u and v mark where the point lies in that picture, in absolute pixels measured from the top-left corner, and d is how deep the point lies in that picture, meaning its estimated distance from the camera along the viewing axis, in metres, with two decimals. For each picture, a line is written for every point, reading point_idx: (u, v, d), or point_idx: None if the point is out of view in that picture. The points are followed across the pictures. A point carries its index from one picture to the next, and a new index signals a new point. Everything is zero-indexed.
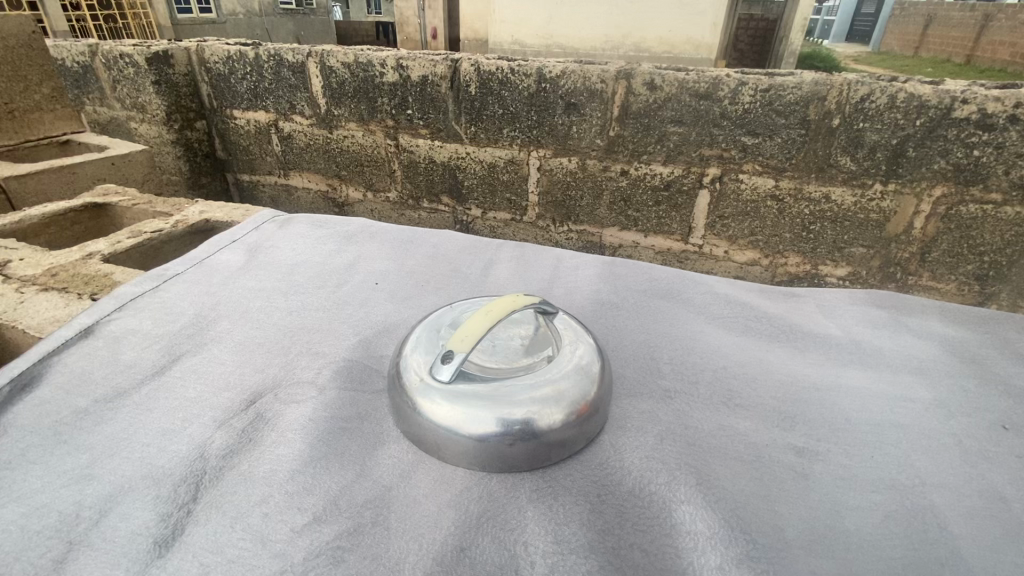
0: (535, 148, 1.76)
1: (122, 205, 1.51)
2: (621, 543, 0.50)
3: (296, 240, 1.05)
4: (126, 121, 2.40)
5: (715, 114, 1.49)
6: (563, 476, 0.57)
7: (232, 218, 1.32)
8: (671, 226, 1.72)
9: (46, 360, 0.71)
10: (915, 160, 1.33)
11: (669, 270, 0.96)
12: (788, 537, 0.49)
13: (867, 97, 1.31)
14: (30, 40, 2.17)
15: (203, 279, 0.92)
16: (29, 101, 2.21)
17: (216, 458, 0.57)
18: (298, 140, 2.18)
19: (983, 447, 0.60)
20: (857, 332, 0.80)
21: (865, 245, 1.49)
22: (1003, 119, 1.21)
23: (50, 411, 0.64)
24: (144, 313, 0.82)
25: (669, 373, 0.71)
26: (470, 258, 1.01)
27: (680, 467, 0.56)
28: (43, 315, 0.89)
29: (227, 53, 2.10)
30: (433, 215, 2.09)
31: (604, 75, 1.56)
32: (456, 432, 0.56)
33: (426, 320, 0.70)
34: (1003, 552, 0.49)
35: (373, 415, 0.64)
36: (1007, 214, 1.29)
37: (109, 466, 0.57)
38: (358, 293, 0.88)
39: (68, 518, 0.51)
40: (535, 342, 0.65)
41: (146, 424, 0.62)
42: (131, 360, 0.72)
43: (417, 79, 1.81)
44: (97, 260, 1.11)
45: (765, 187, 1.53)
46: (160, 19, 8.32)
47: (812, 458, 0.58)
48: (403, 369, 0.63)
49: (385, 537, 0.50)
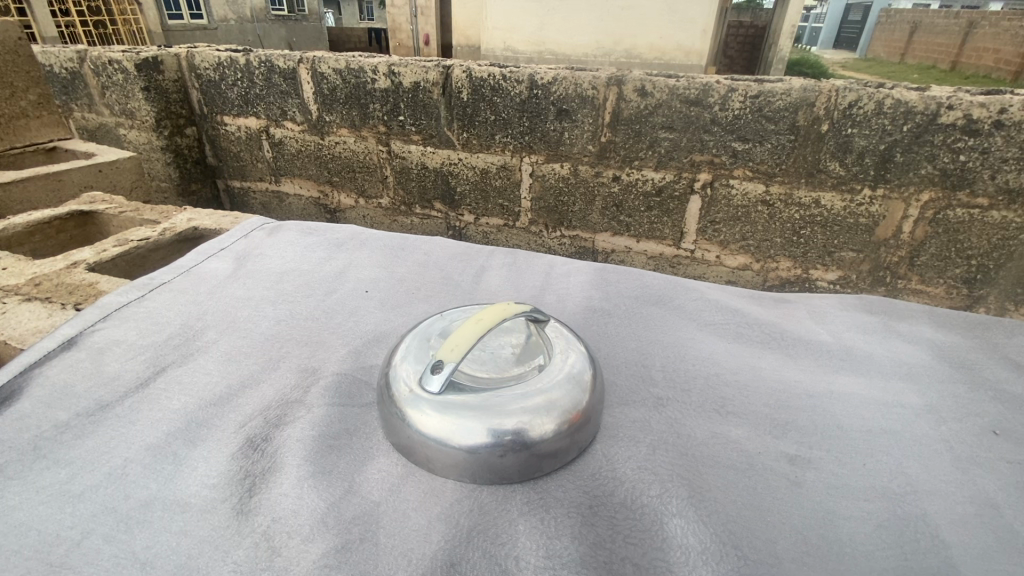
0: (526, 154, 1.76)
1: (107, 213, 1.49)
2: (613, 557, 0.49)
3: (285, 248, 1.04)
4: (114, 127, 2.35)
5: (705, 120, 1.50)
6: (555, 488, 0.56)
7: (221, 226, 1.30)
8: (663, 232, 1.72)
9: (28, 372, 0.70)
10: (902, 165, 1.34)
11: (661, 276, 0.96)
12: (780, 550, 0.49)
13: (855, 103, 1.32)
14: (16, 46, 2.15)
15: (190, 288, 0.91)
16: (14, 108, 2.20)
17: (202, 474, 0.56)
18: (290, 147, 2.17)
19: (974, 452, 0.60)
20: (848, 338, 0.80)
21: (854, 249, 1.49)
22: (988, 124, 1.23)
23: (30, 426, 0.63)
24: (129, 324, 0.81)
25: (661, 380, 0.71)
26: (461, 266, 1.00)
27: (672, 478, 0.55)
28: (24, 326, 0.88)
29: (218, 60, 2.08)
30: (426, 221, 2.08)
31: (595, 82, 1.56)
32: (445, 443, 0.55)
33: (415, 329, 0.69)
34: (995, 560, 0.48)
35: (362, 430, 0.63)
36: (994, 218, 1.30)
37: (90, 482, 0.55)
38: (348, 302, 0.87)
39: (46, 539, 0.50)
40: (526, 352, 0.65)
41: (130, 438, 0.61)
42: (115, 373, 0.71)
43: (408, 86, 1.80)
44: (81, 269, 1.09)
45: (756, 193, 1.54)
46: (149, 24, 8.16)
47: (804, 466, 0.58)
48: (391, 379, 0.62)
49: (374, 555, 0.49)
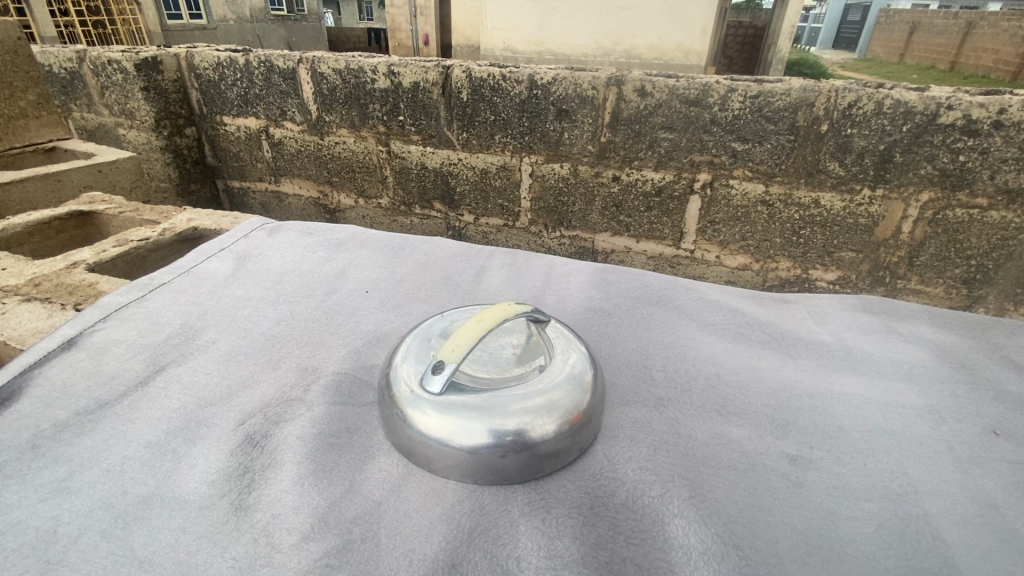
0: (526, 154, 1.76)
1: (107, 213, 1.49)
2: (614, 557, 0.49)
3: (285, 248, 1.04)
4: (113, 127, 2.35)
5: (705, 120, 1.50)
6: (556, 488, 0.56)
7: (220, 226, 1.30)
8: (663, 232, 1.72)
9: (27, 372, 0.69)
10: (902, 165, 1.34)
11: (661, 276, 0.96)
12: (781, 551, 0.49)
13: (855, 103, 1.32)
14: (15, 46, 2.15)
15: (190, 288, 0.90)
16: (14, 108, 2.20)
17: (201, 471, 0.56)
18: (289, 147, 2.17)
19: (974, 453, 0.60)
20: (848, 338, 0.80)
21: (854, 249, 1.49)
22: (987, 124, 1.23)
23: (29, 425, 0.62)
24: (129, 324, 0.80)
25: (662, 381, 0.71)
26: (461, 266, 1.00)
27: (674, 479, 0.55)
28: (23, 326, 0.87)
29: (217, 60, 2.08)
30: (426, 221, 2.08)
31: (595, 82, 1.56)
32: (446, 444, 0.55)
33: (416, 330, 0.69)
34: (996, 560, 0.48)
35: (362, 428, 0.63)
36: (993, 218, 1.30)
37: (89, 481, 0.55)
38: (349, 302, 0.87)
39: (45, 537, 0.50)
40: (527, 352, 0.65)
41: (129, 437, 0.61)
42: (115, 372, 0.71)
43: (408, 86, 1.80)
44: (81, 269, 1.09)
45: (756, 193, 1.54)
46: (148, 24, 8.15)
47: (805, 466, 0.58)
48: (392, 379, 0.62)
49: (375, 555, 0.49)
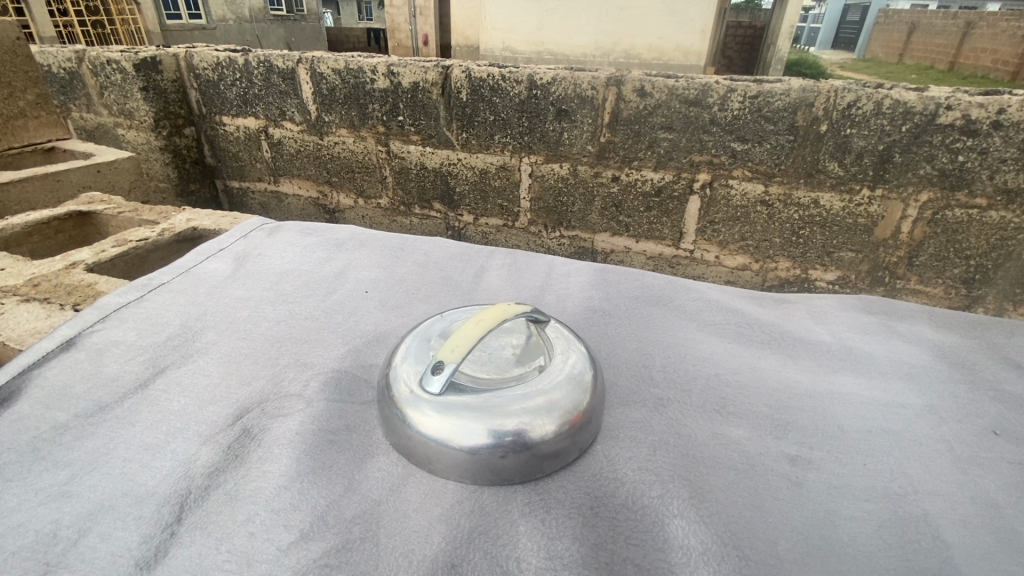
0: (526, 154, 1.76)
1: (106, 214, 1.48)
2: (614, 558, 0.49)
3: (285, 248, 1.04)
4: (112, 128, 2.35)
5: (704, 120, 1.50)
6: (557, 488, 0.56)
7: (220, 226, 1.30)
8: (662, 232, 1.72)
9: (27, 373, 0.69)
10: (901, 165, 1.34)
11: (661, 276, 0.96)
12: (781, 551, 0.49)
13: (854, 103, 1.32)
14: (14, 46, 2.15)
15: (189, 288, 0.90)
16: (12, 108, 2.20)
17: (201, 471, 0.56)
18: (289, 147, 2.17)
19: (974, 453, 0.60)
20: (847, 338, 0.80)
21: (853, 249, 1.50)
22: (987, 125, 1.23)
23: (29, 427, 0.62)
24: (128, 325, 0.80)
25: (662, 381, 0.71)
26: (461, 266, 1.00)
27: (674, 479, 0.55)
28: (22, 327, 0.87)
29: (217, 60, 2.08)
30: (425, 221, 2.08)
31: (594, 82, 1.56)
32: (446, 444, 0.55)
33: (415, 330, 0.69)
34: (996, 560, 0.48)
35: (361, 427, 0.63)
36: (992, 218, 1.30)
37: (89, 484, 0.55)
38: (348, 302, 0.87)
39: (44, 540, 0.50)
40: (527, 352, 0.65)
41: (129, 439, 0.61)
42: (114, 374, 0.71)
43: (408, 86, 1.80)
44: (80, 269, 1.09)
45: (755, 193, 1.54)
46: (148, 24, 8.14)
47: (805, 466, 0.58)
48: (391, 380, 0.62)
49: (374, 555, 0.49)
